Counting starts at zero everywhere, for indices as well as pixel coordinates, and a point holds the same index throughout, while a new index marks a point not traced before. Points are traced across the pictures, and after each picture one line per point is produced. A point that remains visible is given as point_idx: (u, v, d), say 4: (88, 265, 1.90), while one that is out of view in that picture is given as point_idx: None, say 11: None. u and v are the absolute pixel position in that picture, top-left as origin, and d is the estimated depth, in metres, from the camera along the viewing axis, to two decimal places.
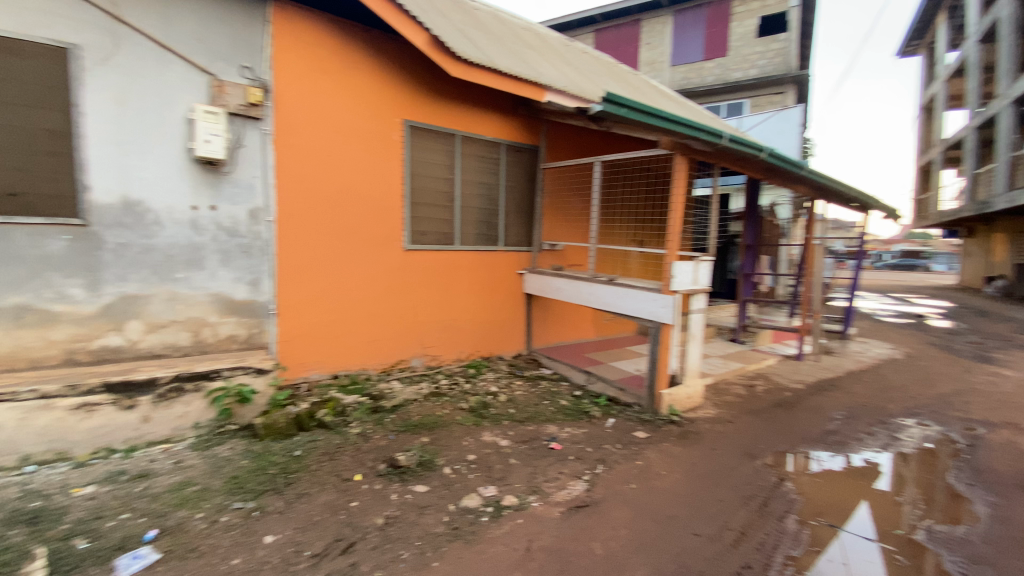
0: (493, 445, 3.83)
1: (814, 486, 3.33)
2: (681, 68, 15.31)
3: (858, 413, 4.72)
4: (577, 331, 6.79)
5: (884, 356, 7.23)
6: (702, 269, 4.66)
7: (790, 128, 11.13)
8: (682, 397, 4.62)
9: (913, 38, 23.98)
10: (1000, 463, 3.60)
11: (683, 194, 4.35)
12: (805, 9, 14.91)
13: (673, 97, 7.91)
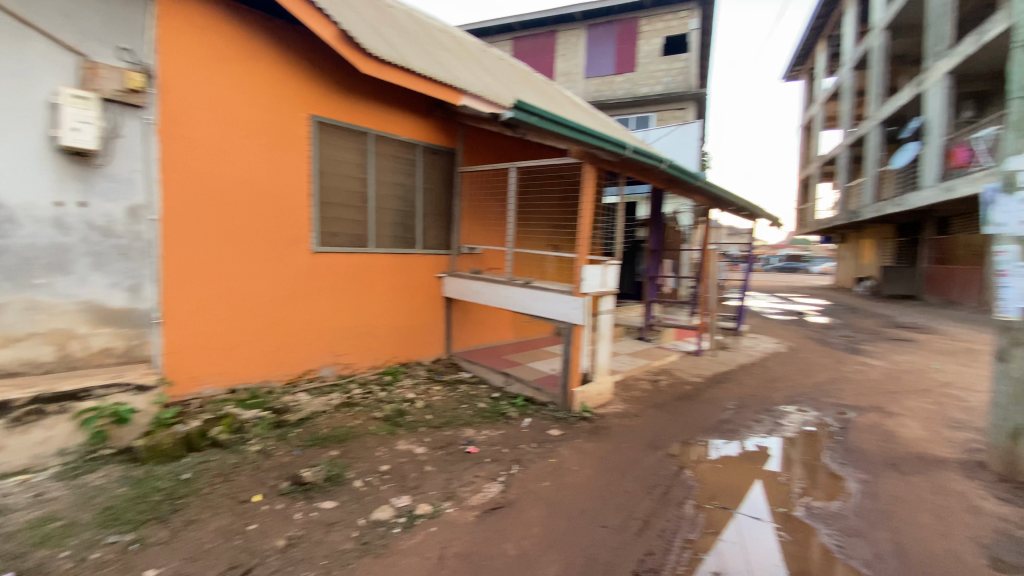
0: (408, 454, 3.71)
1: (711, 472, 3.58)
2: (595, 81, 16.02)
3: (747, 402, 5.17)
4: (496, 334, 6.82)
5: (770, 349, 8.02)
6: (610, 272, 4.89)
7: (689, 142, 12.08)
8: (593, 393, 4.79)
9: (796, 64, 26.90)
10: (864, 442, 4.10)
11: (592, 200, 4.60)
12: (703, 32, 16.23)
13: (587, 108, 8.23)
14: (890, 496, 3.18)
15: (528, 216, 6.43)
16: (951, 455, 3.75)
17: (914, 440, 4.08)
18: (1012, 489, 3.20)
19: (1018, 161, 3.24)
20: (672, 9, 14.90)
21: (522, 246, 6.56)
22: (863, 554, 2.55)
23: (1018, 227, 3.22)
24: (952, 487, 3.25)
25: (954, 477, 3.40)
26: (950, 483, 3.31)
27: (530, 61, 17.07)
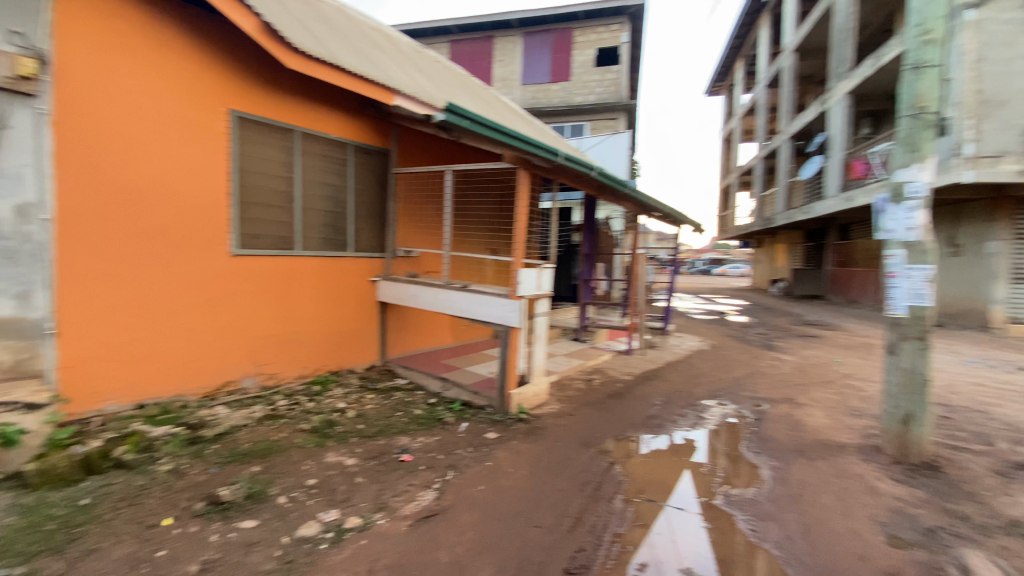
0: (337, 466, 3.56)
1: (641, 467, 3.71)
2: (531, 87, 16.27)
3: (673, 398, 5.43)
4: (434, 338, 6.72)
5: (695, 347, 8.49)
6: (545, 275, 4.96)
7: (619, 151, 12.60)
8: (529, 395, 4.83)
9: (717, 80, 28.77)
10: (776, 431, 4.42)
11: (526, 204, 4.67)
12: (634, 45, 16.98)
13: (523, 114, 8.32)
14: (799, 481, 3.43)
15: (465, 219, 6.40)
16: (850, 441, 4.11)
17: (819, 428, 4.45)
18: (901, 469, 3.55)
19: (905, 174, 3.62)
20: (605, 22, 15.49)
21: (459, 249, 6.52)
22: (775, 536, 2.74)
23: (904, 232, 3.61)
24: (852, 469, 3.56)
25: (854, 460, 3.73)
26: (850, 466, 3.63)
27: (467, 65, 17.06)
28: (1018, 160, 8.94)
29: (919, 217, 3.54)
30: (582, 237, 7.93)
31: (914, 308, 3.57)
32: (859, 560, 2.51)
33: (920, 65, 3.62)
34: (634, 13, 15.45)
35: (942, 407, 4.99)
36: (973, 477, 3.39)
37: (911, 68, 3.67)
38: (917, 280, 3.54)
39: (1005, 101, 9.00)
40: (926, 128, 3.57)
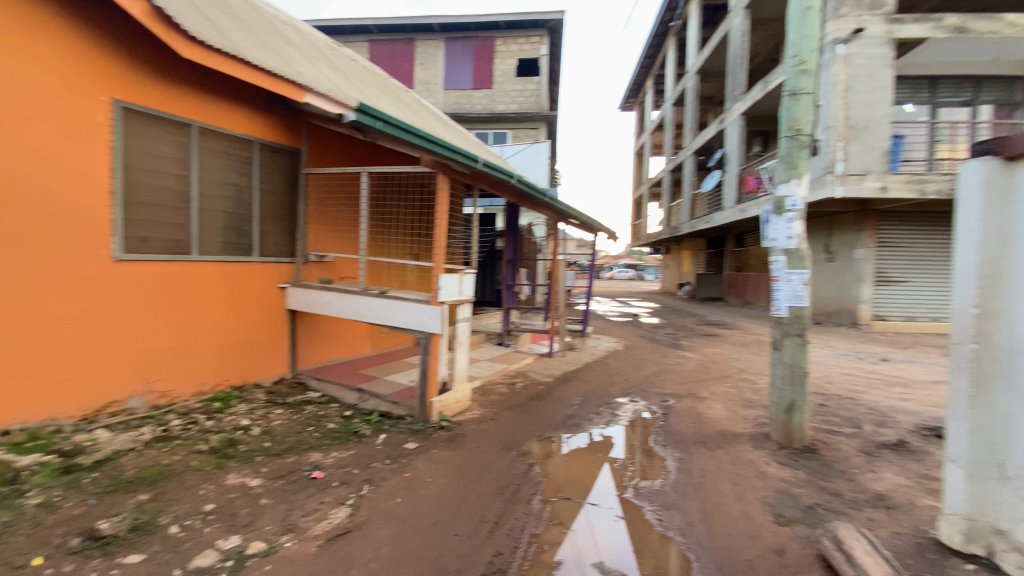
0: (240, 488, 3.29)
1: (559, 466, 3.80)
2: (453, 93, 16.23)
3: (590, 398, 5.63)
4: (350, 347, 6.44)
5: (610, 348, 8.89)
6: (466, 280, 4.94)
7: (540, 160, 12.92)
8: (451, 402, 4.78)
9: (630, 96, 30.49)
10: (681, 424, 4.73)
11: (446, 209, 4.64)
12: (553, 58, 17.55)
13: (443, 119, 8.26)
14: (700, 470, 3.70)
15: (383, 223, 6.22)
16: (745, 430, 4.50)
17: (719, 419, 4.82)
18: (786, 454, 3.94)
19: (785, 189, 4.05)
20: (525, 34, 15.88)
21: (377, 254, 6.32)
22: (679, 524, 2.92)
23: (785, 241, 4.03)
24: (746, 457, 3.89)
25: (748, 448, 4.09)
26: (744, 454, 3.97)
27: (387, 66, 16.66)
28: (877, 178, 10.33)
29: (796, 227, 3.98)
30: (504, 242, 8.00)
31: (793, 308, 4.00)
32: (751, 539, 2.74)
33: (797, 92, 4.06)
34: (553, 27, 15.97)
35: (819, 395, 5.62)
36: (844, 457, 3.84)
37: (790, 94, 4.11)
38: (796, 283, 3.97)
39: (866, 127, 10.39)
40: (802, 148, 4.01)
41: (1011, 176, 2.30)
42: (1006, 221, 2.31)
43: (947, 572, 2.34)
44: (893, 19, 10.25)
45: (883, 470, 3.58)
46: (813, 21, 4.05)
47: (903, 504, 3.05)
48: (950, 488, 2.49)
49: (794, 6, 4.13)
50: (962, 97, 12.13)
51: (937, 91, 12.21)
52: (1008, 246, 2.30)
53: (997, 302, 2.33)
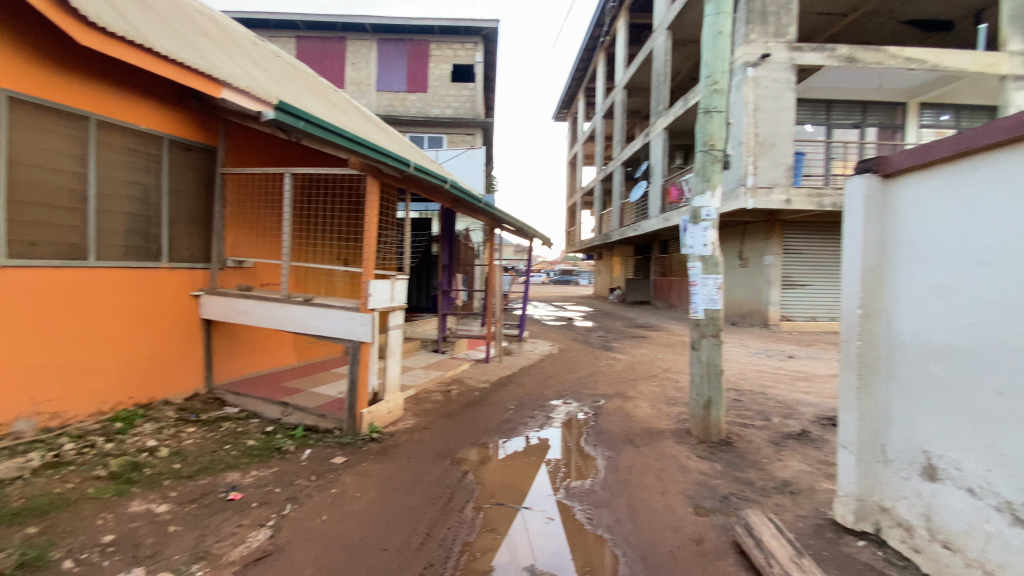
0: (146, 515, 2.99)
1: (492, 472, 3.80)
2: (387, 95, 15.88)
3: (525, 402, 5.69)
4: (273, 358, 6.11)
5: (545, 352, 9.04)
6: (398, 287, 4.84)
7: (476, 165, 12.95)
8: (382, 412, 4.65)
9: (563, 107, 31.35)
10: (611, 424, 4.90)
11: (376, 213, 4.52)
12: (488, 65, 17.69)
13: (375, 121, 8.05)
14: (627, 467, 3.84)
15: (309, 228, 5.97)
16: (669, 426, 4.74)
17: (645, 417, 5.04)
18: (705, 447, 4.20)
19: (701, 200, 4.34)
20: (459, 40, 15.89)
21: (303, 260, 6.03)
22: (607, 521, 3.02)
23: (701, 248, 4.31)
24: (669, 452, 4.10)
25: (671, 444, 4.30)
26: (667, 449, 4.17)
27: (316, 64, 16.01)
28: (782, 192, 11.33)
29: (711, 235, 4.27)
30: (439, 248, 7.87)
31: (708, 311, 4.29)
32: (673, 531, 2.89)
33: (711, 110, 4.36)
34: (487, 35, 16.10)
35: (735, 391, 6.04)
36: (755, 448, 4.15)
37: (704, 112, 4.41)
38: (711, 287, 4.26)
39: (772, 144, 11.35)
40: (715, 162, 4.31)
41: (888, 192, 2.61)
42: (885, 231, 2.61)
43: (841, 549, 2.58)
44: (794, 47, 11.23)
45: (789, 458, 3.90)
46: (724, 45, 4.37)
47: (805, 489, 3.33)
48: (844, 472, 2.75)
49: (707, 30, 4.44)
50: (852, 120, 13.58)
51: (832, 114, 13.59)
52: (886, 254, 2.60)
53: (877, 303, 2.62)
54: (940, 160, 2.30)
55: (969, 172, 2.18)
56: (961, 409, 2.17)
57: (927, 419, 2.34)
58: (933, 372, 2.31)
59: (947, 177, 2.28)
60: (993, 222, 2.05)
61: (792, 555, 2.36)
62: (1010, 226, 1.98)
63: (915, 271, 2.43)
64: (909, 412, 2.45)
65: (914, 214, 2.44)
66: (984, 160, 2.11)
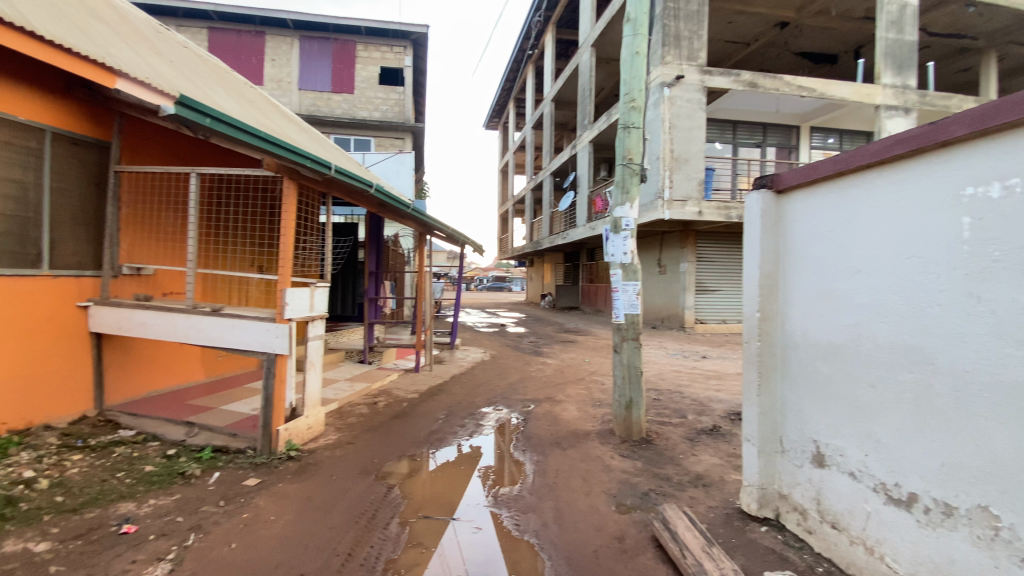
0: (18, 557, 2.61)
1: (419, 485, 3.70)
2: (310, 94, 15.19)
3: (455, 410, 5.62)
4: (177, 374, 5.60)
5: (477, 359, 9.01)
6: (317, 295, 4.61)
7: (405, 170, 12.71)
8: (301, 429, 4.39)
9: (493, 116, 31.62)
10: (540, 428, 4.98)
11: (293, 217, 4.30)
12: (418, 70, 17.51)
13: (296, 120, 7.66)
14: (554, 470, 3.91)
15: (219, 233, 5.55)
16: (594, 428, 4.89)
17: (573, 420, 5.16)
18: (627, 446, 4.37)
19: (620, 210, 4.55)
20: (388, 43, 15.59)
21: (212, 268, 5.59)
22: (534, 526, 3.05)
23: (621, 256, 4.52)
24: (593, 453, 4.22)
25: (595, 444, 4.44)
26: (593, 450, 4.30)
27: (232, 58, 15.02)
28: (695, 204, 12.18)
29: (630, 244, 4.49)
30: (365, 254, 7.58)
31: (629, 315, 4.49)
32: (597, 530, 2.97)
33: (629, 126, 4.58)
34: (417, 39, 15.91)
35: (655, 391, 6.35)
36: (672, 445, 4.38)
37: (623, 127, 4.63)
38: (630, 293, 4.47)
39: (687, 160, 12.17)
40: (633, 175, 4.54)
41: (781, 206, 2.87)
42: (779, 241, 2.87)
43: (747, 535, 2.78)
44: (704, 71, 12.11)
45: (702, 453, 4.15)
46: (641, 65, 4.62)
47: (716, 481, 3.56)
48: (748, 463, 2.97)
49: (625, 50, 4.66)
50: (754, 140, 14.90)
51: (738, 134, 14.83)
52: (781, 262, 2.86)
53: (773, 307, 2.87)
54: (823, 179, 2.57)
55: (846, 190, 2.45)
56: (842, 401, 2.42)
57: (816, 411, 2.59)
58: (819, 369, 2.57)
59: (827, 194, 2.55)
60: (866, 234, 2.32)
61: (703, 545, 2.51)
62: (878, 239, 2.25)
63: (804, 277, 2.70)
64: (801, 405, 2.70)
65: (803, 226, 2.71)
66: (857, 180, 2.38)
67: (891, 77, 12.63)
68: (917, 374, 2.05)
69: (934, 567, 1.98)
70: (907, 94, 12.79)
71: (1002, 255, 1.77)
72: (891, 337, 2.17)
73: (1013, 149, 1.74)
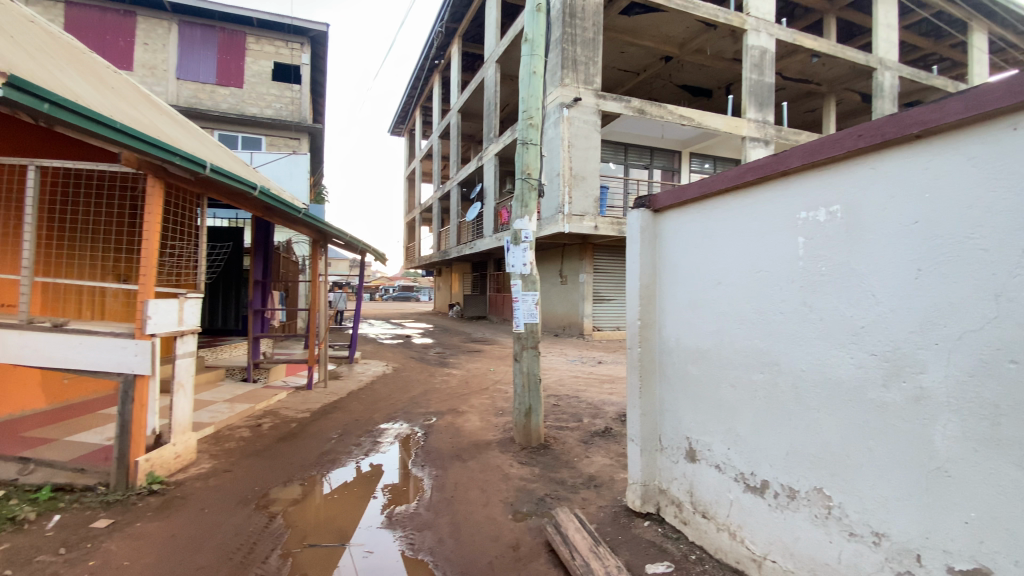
0: None
1: (305, 512, 3.42)
2: (190, 85, 13.77)
3: (350, 428, 5.33)
4: (9, 404, 4.69)
5: (378, 372, 8.65)
6: (188, 308, 4.14)
7: (299, 173, 11.95)
8: (167, 458, 3.89)
9: (398, 122, 30.90)
10: (441, 441, 4.89)
11: (159, 222, 3.89)
12: (317, 69, 16.68)
13: (167, 110, 6.81)
14: (453, 483, 3.85)
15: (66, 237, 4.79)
16: (495, 437, 4.91)
17: (474, 431, 5.15)
18: (525, 454, 4.44)
19: (520, 222, 4.67)
20: (283, 38, 14.65)
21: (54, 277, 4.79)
22: (429, 543, 2.97)
23: (521, 267, 4.64)
24: (493, 463, 4.23)
25: (495, 454, 4.47)
26: (492, 460, 4.31)
27: (94, 38, 13.23)
28: (592, 220, 12.93)
29: (529, 256, 4.63)
30: (251, 261, 6.91)
31: (528, 324, 4.60)
32: (493, 541, 2.97)
33: (527, 142, 4.73)
34: (316, 37, 15.13)
35: (555, 397, 6.55)
36: (568, 448, 4.54)
37: (522, 143, 4.75)
38: (530, 303, 4.59)
39: (584, 177, 12.90)
40: (531, 189, 4.69)
41: (657, 223, 3.12)
42: (656, 256, 3.12)
43: (631, 531, 2.95)
44: (599, 95, 12.90)
45: (595, 455, 4.35)
46: (538, 84, 4.78)
47: (607, 481, 3.75)
48: (632, 462, 3.16)
49: (523, 68, 4.82)
50: (643, 162, 16.18)
51: (629, 155, 16.00)
52: (657, 275, 3.11)
53: (652, 315, 3.10)
54: (691, 200, 2.83)
55: (709, 211, 2.72)
56: (708, 402, 2.67)
57: (688, 411, 2.83)
58: (690, 371, 2.81)
59: (694, 214, 2.81)
60: (726, 250, 2.58)
61: (591, 545, 2.61)
62: (735, 255, 2.52)
63: (676, 288, 2.95)
64: (675, 406, 2.94)
65: (675, 242, 2.97)
66: (717, 203, 2.66)
67: (754, 112, 14.39)
68: (766, 374, 2.33)
69: (783, 545, 2.23)
70: (767, 128, 14.68)
71: (827, 269, 2.07)
72: (746, 342, 2.44)
73: (836, 181, 2.05)
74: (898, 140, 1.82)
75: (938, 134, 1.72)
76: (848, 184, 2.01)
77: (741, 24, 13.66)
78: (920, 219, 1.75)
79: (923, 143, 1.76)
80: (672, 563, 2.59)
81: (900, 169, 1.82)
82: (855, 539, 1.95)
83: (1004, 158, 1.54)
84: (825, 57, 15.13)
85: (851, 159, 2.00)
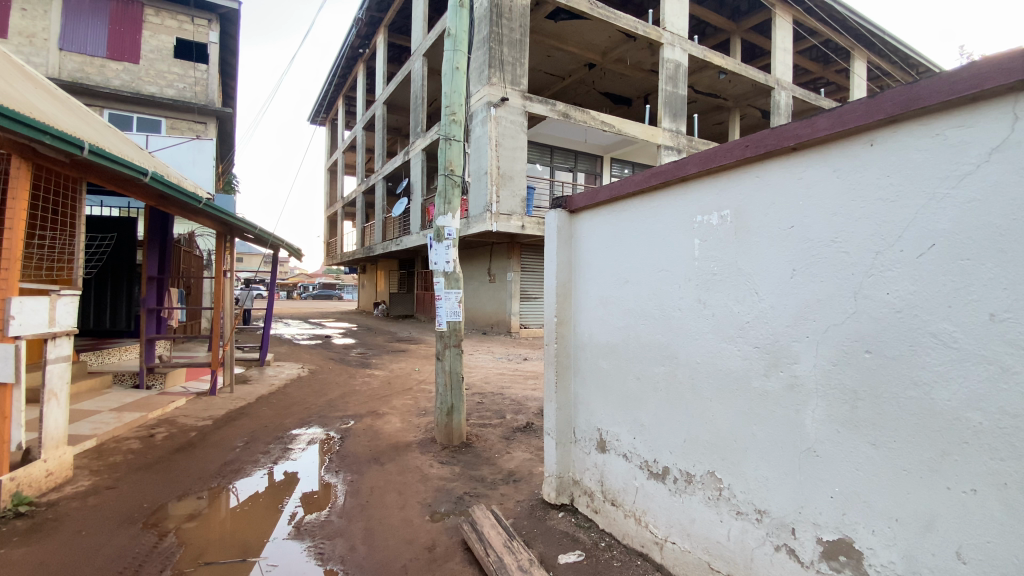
0: None
1: (200, 529, 3.13)
2: (75, 57, 12.25)
3: (258, 436, 4.99)
4: None
5: (292, 375, 8.16)
6: (62, 306, 3.64)
7: (204, 160, 11.03)
8: (37, 474, 3.42)
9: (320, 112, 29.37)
10: (359, 444, 4.72)
11: (25, 211, 3.41)
12: (228, 50, 15.44)
13: (47, 84, 5.98)
14: (369, 488, 3.73)
15: None
16: (416, 438, 4.82)
17: (394, 432, 5.03)
18: (447, 453, 4.40)
19: (443, 219, 4.61)
20: (188, 13, 13.39)
21: None
22: (340, 552, 2.85)
23: (443, 264, 4.60)
24: (412, 463, 4.17)
25: (415, 455, 4.39)
26: (411, 461, 4.24)
27: None
28: (519, 219, 13.13)
29: (452, 253, 4.58)
30: (143, 255, 6.23)
31: (451, 322, 4.56)
32: (408, 543, 2.92)
33: (450, 138, 4.67)
34: (226, 15, 13.98)
35: (479, 394, 6.54)
36: (489, 445, 4.57)
37: (445, 139, 4.68)
38: (453, 300, 4.55)
39: (510, 176, 13.03)
40: (455, 186, 4.64)
41: (573, 223, 3.23)
42: (572, 255, 3.23)
43: (546, 523, 3.03)
44: (526, 96, 13.05)
45: (515, 450, 4.42)
46: (460, 79, 4.75)
47: (525, 475, 3.81)
48: (548, 455, 3.23)
49: (446, 63, 4.75)
50: (567, 164, 16.66)
51: (555, 158, 16.40)
52: (573, 273, 3.21)
53: (567, 312, 3.20)
54: (604, 203, 2.93)
55: (618, 214, 2.84)
56: (616, 394, 2.80)
57: (598, 403, 2.95)
58: (601, 365, 2.93)
59: (606, 216, 2.93)
60: (634, 250, 2.70)
61: (505, 540, 2.63)
62: (641, 256, 2.65)
63: (589, 288, 3.06)
64: (588, 399, 3.05)
65: (588, 242, 3.07)
66: (627, 206, 2.78)
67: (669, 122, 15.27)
68: (666, 366, 2.48)
69: (681, 527, 2.39)
70: (680, 138, 15.64)
71: (718, 269, 2.23)
72: (650, 336, 2.58)
73: (726, 188, 2.23)
74: (778, 151, 2.00)
75: (810, 147, 1.91)
76: (735, 190, 2.19)
77: (658, 37, 14.43)
78: (795, 225, 1.94)
79: (798, 155, 1.95)
80: (583, 551, 2.70)
81: (779, 176, 2.01)
82: (741, 516, 2.12)
83: (862, 170, 1.74)
84: (731, 74, 16.36)
85: (740, 168, 2.17)
